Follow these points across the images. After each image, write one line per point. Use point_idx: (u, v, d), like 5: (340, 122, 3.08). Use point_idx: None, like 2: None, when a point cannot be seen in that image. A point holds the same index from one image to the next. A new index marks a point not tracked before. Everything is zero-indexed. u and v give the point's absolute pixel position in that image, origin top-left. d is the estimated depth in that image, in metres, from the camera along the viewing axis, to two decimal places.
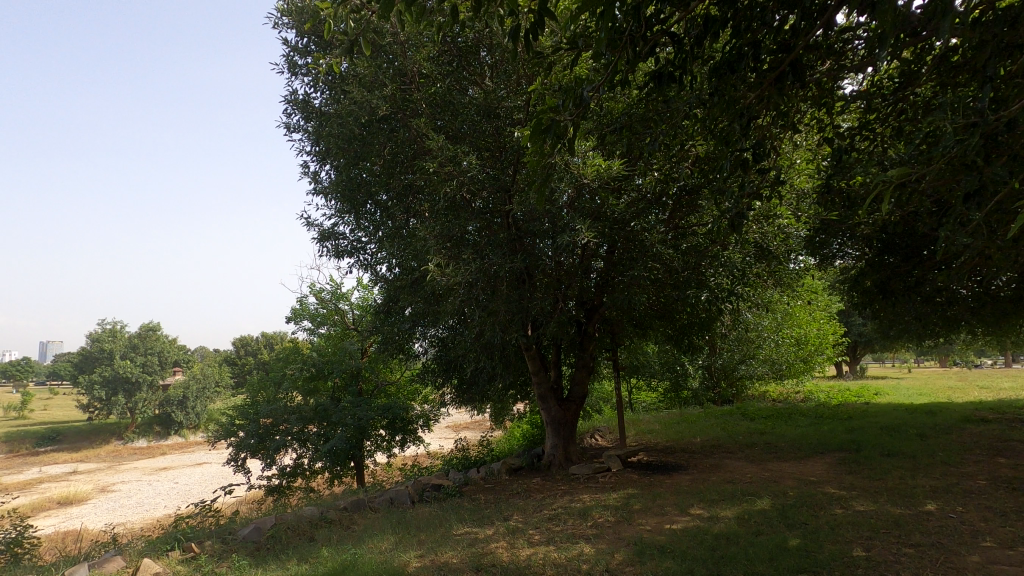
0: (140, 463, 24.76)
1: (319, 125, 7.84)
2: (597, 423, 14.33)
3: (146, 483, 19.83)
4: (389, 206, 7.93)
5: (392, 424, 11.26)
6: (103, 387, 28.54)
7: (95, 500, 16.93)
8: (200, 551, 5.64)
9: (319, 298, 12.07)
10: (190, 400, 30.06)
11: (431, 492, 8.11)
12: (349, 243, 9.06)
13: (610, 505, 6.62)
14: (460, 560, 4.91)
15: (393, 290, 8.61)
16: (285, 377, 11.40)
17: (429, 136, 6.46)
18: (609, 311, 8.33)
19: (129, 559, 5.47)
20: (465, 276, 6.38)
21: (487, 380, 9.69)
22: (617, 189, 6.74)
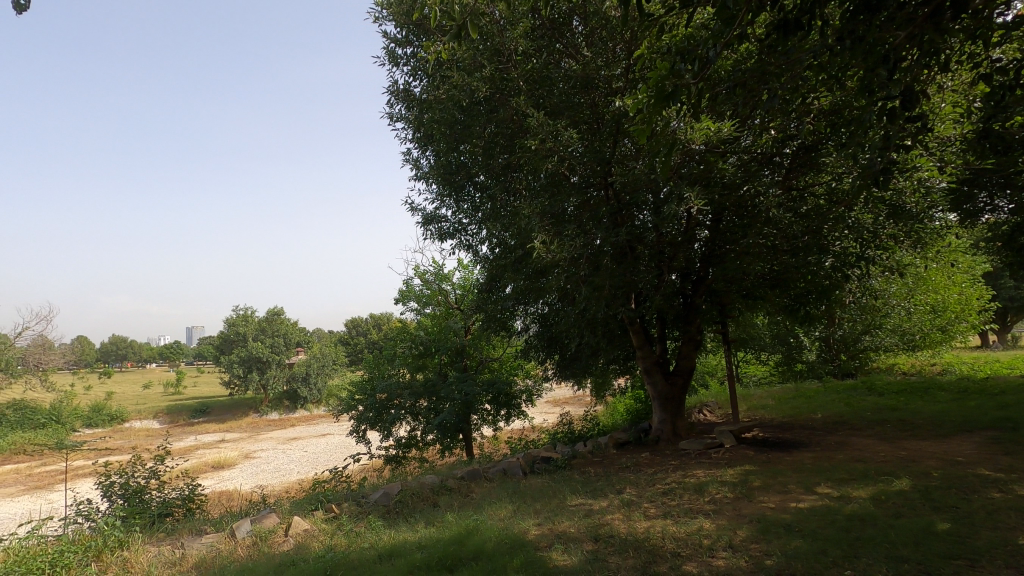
0: (274, 433, 27.65)
1: (420, 113, 8.11)
2: (704, 398, 13.85)
3: (281, 451, 22.15)
4: (489, 187, 8.10)
5: (496, 399, 11.62)
6: (240, 365, 31.78)
7: (242, 465, 19.22)
8: (340, 512, 6.22)
9: (423, 279, 12.62)
10: (312, 377, 33.04)
11: (541, 464, 8.32)
12: (450, 225, 9.37)
13: (727, 481, 6.42)
14: (577, 529, 5.03)
15: (495, 269, 8.82)
16: (396, 355, 12.11)
17: (529, 113, 6.46)
18: (717, 282, 7.96)
19: (282, 517, 6.16)
20: (570, 252, 6.36)
21: (589, 355, 9.69)
22: (726, 153, 6.39)
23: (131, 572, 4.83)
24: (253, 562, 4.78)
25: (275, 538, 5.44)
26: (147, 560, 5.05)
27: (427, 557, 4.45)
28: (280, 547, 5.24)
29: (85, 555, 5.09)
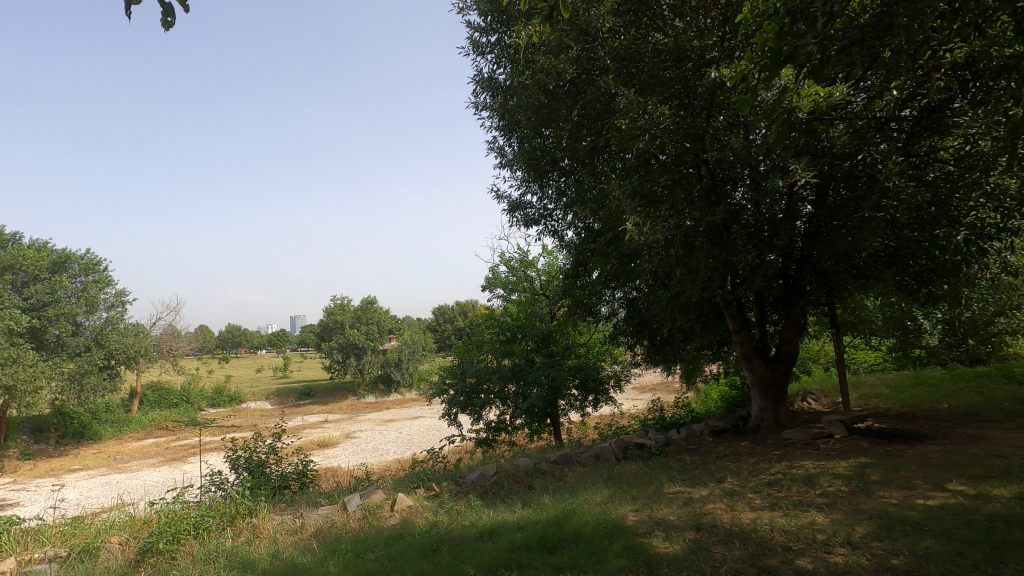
0: (371, 415, 29.32)
1: (505, 100, 8.15)
2: (807, 385, 12.98)
3: (378, 432, 23.48)
4: (574, 170, 8.01)
5: (584, 384, 11.54)
6: (339, 351, 33.86)
7: (344, 444, 20.55)
8: (440, 490, 6.48)
9: (509, 266, 12.75)
10: (404, 362, 34.79)
11: (634, 450, 8.19)
12: (536, 211, 9.36)
13: (840, 474, 5.99)
14: (677, 517, 4.92)
15: (581, 254, 8.73)
16: (484, 341, 12.34)
17: (618, 92, 6.28)
18: (825, 261, 7.39)
19: (387, 493, 6.51)
20: (664, 233, 6.13)
21: (682, 340, 9.35)
22: (837, 119, 5.87)
23: (260, 537, 5.31)
24: (365, 535, 5.10)
25: (382, 512, 5.78)
26: (273, 527, 5.54)
27: (528, 537, 4.54)
28: (387, 521, 5.56)
29: (221, 520, 5.66)
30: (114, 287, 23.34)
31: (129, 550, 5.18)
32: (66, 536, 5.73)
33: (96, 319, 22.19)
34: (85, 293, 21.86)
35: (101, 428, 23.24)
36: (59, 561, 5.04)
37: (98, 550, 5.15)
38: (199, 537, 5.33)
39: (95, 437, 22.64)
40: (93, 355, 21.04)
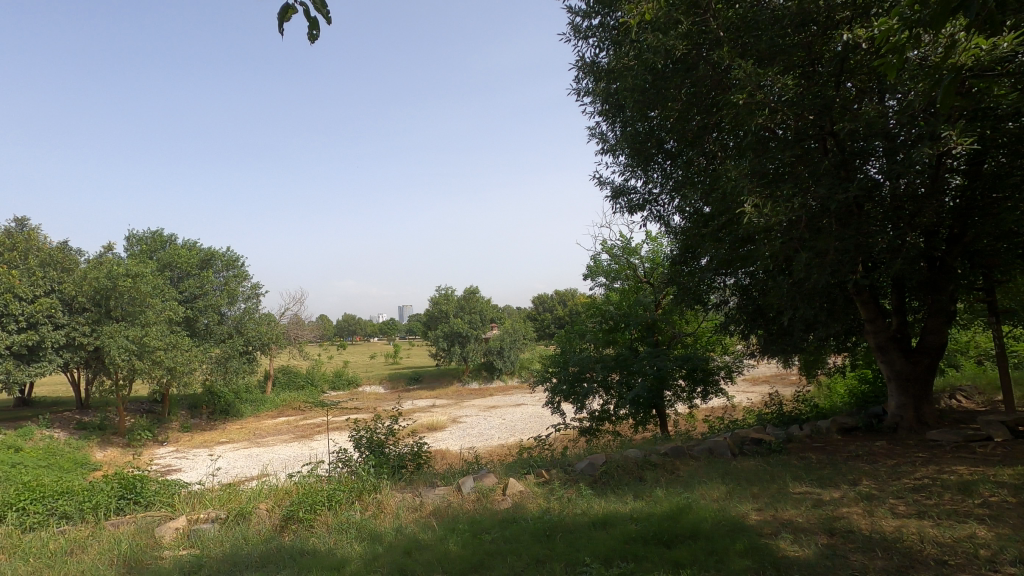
0: (476, 401, 30.30)
1: (608, 84, 7.96)
2: (955, 380, 11.48)
3: (483, 417, 24.22)
4: (683, 152, 7.65)
5: (692, 375, 11.05)
6: (444, 339, 35.20)
7: (451, 428, 21.41)
8: (550, 478, 6.54)
9: (611, 254, 12.50)
10: (506, 350, 35.56)
11: (751, 446, 7.74)
12: (640, 197, 9.07)
13: (1005, 482, 5.24)
14: (807, 520, 4.58)
15: (690, 239, 8.33)
16: (587, 330, 12.21)
17: (734, 64, 5.87)
18: (982, 240, 6.46)
19: (498, 477, 6.67)
20: (788, 214, 5.66)
21: (804, 330, 8.64)
22: (1003, 75, 5.07)
23: (385, 512, 5.70)
24: (479, 516, 5.27)
25: (495, 496, 5.95)
26: (395, 504, 5.90)
27: (642, 529, 4.45)
28: (500, 505, 5.72)
29: (350, 494, 6.12)
30: (251, 281, 26.05)
31: (275, 516, 5.77)
32: (223, 500, 6.50)
33: (236, 310, 24.90)
34: (227, 286, 24.60)
35: (242, 406, 26.12)
36: (219, 522, 5.72)
37: (250, 515, 5.79)
38: (332, 508, 5.80)
39: (238, 414, 25.50)
40: (235, 342, 23.65)
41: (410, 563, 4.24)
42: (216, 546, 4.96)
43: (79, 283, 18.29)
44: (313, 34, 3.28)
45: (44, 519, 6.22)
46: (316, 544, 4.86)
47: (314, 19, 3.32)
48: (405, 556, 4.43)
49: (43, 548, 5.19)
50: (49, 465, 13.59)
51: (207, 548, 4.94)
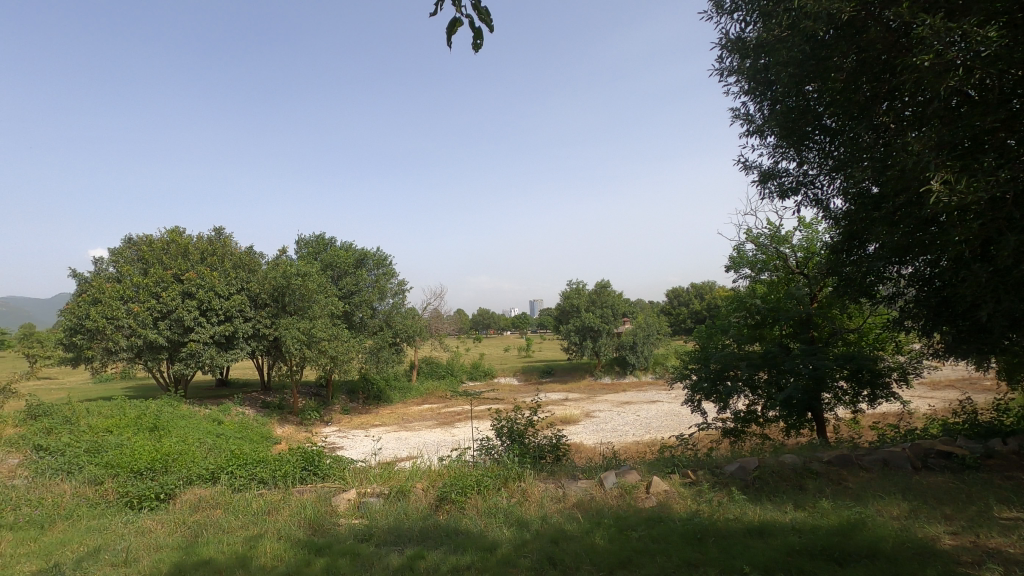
0: (608, 396, 29.94)
1: (756, 59, 7.35)
2: None
3: (616, 413, 23.89)
4: (845, 127, 6.85)
5: (856, 377, 9.78)
6: (576, 333, 34.86)
7: (584, 422, 21.41)
8: (697, 479, 6.26)
9: (757, 243, 11.55)
10: (639, 345, 34.65)
11: (938, 459, 6.72)
12: (793, 179, 8.26)
13: None
14: (1021, 551, 3.88)
15: (855, 224, 7.42)
16: (730, 325, 11.43)
17: (917, 21, 5.07)
18: None
19: (641, 474, 6.53)
20: (990, 190, 4.79)
21: (1007, 329, 7.27)
22: None
23: (529, 500, 5.88)
24: (624, 513, 5.22)
25: (639, 493, 5.85)
26: (539, 493, 6.06)
27: (808, 542, 4.09)
28: (644, 503, 5.61)
29: (497, 480, 6.38)
30: (398, 279, 28.23)
31: (430, 496, 6.20)
32: (384, 477, 7.16)
33: (385, 304, 27.15)
34: (378, 283, 26.88)
35: (392, 393, 28.53)
36: (383, 497, 6.30)
37: (408, 492, 6.30)
38: (481, 492, 6.09)
39: (389, 400, 27.90)
40: (385, 334, 25.86)
41: (558, 552, 4.33)
42: (383, 519, 5.50)
43: (261, 282, 21.17)
44: (475, 42, 3.29)
45: (246, 481, 7.35)
46: (469, 525, 5.16)
47: (477, 29, 3.34)
48: (552, 544, 4.54)
49: (248, 506, 6.13)
50: (243, 436, 16.03)
51: (375, 519, 5.49)
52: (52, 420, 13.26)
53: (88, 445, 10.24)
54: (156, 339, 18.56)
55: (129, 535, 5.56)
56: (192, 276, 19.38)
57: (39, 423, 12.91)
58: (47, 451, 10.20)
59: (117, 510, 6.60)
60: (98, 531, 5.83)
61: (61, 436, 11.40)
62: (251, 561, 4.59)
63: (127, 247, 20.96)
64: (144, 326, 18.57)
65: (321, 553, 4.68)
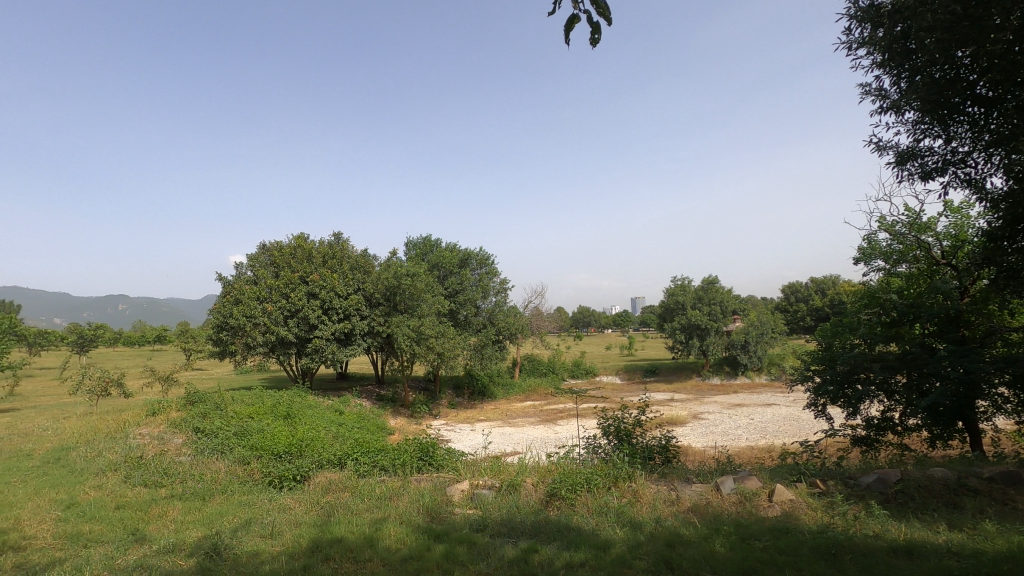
0: (718, 398, 28.46)
1: (892, 26, 6.59)
2: None
3: (727, 415, 22.67)
4: (1007, 96, 5.94)
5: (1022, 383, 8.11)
6: (681, 331, 33.34)
7: (692, 424, 20.53)
8: (827, 490, 5.78)
9: (892, 232, 10.39)
10: (752, 344, 32.51)
11: None
12: (937, 159, 7.31)
13: None
14: None
15: (1020, 206, 6.40)
16: (860, 323, 10.38)
17: None
18: None
19: (763, 481, 6.13)
20: None
21: None
22: None
23: (641, 501, 5.75)
24: (744, 520, 4.94)
25: (760, 501, 5.50)
26: (651, 494, 5.91)
27: (970, 568, 3.61)
28: (767, 512, 5.26)
29: (607, 480, 6.31)
30: (500, 278, 28.79)
31: (540, 491, 6.27)
32: (495, 470, 7.35)
33: (488, 303, 27.82)
34: (481, 282, 27.58)
35: (495, 389, 29.24)
36: (495, 489, 6.47)
37: (519, 486, 6.41)
38: (591, 491, 6.05)
39: (493, 396, 28.62)
40: (488, 331, 26.55)
41: (675, 556, 4.20)
42: (496, 510, 5.66)
43: (375, 282, 22.60)
44: (593, 37, 3.23)
45: (370, 468, 7.88)
46: (580, 522, 5.16)
47: (595, 24, 3.29)
48: (669, 548, 4.40)
49: (373, 491, 6.59)
50: (361, 426, 17.21)
51: (489, 511, 5.66)
52: (206, 406, 15.10)
53: (235, 429, 11.55)
54: (286, 335, 20.49)
55: (274, 510, 6.19)
56: (316, 278, 21.15)
57: (196, 408, 14.77)
58: (204, 433, 11.67)
59: (263, 488, 7.38)
60: (249, 505, 6.55)
61: (214, 420, 12.96)
62: (377, 542, 4.93)
63: (262, 252, 23.32)
64: (277, 323, 20.53)
65: (439, 539, 4.91)
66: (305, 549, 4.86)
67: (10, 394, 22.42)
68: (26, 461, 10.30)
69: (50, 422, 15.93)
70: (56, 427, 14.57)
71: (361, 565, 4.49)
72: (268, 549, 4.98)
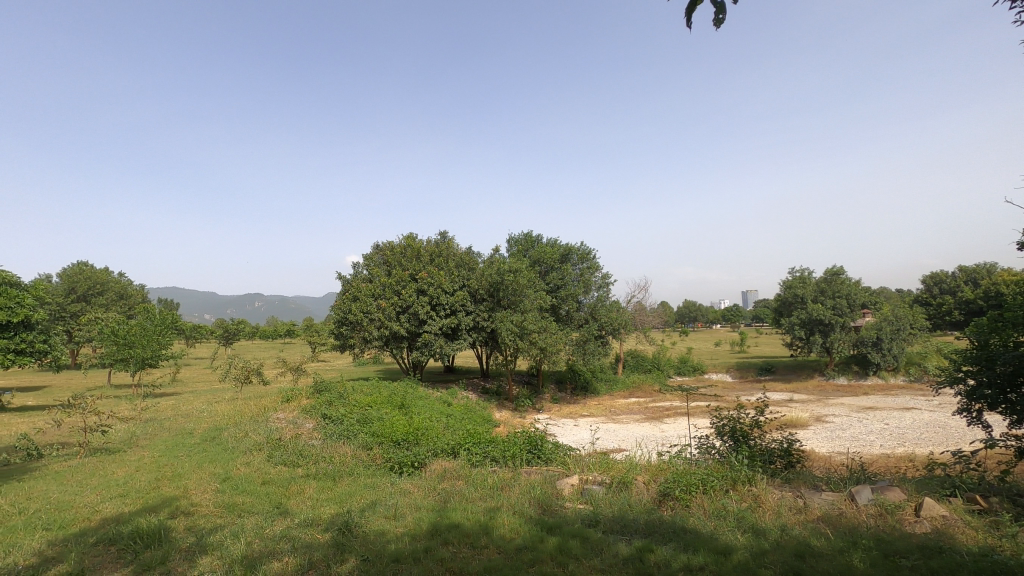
0: (845, 400, 26.00)
1: None
2: None
3: (857, 419, 20.62)
4: None
5: None
6: (801, 327, 30.76)
7: (815, 427, 18.94)
8: (990, 508, 5.08)
9: None
10: (885, 341, 29.29)
11: None
12: None
13: None
14: None
15: None
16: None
17: None
18: None
19: (907, 494, 5.52)
20: None
21: None
22: None
23: (764, 507, 5.41)
24: (885, 535, 4.48)
25: (905, 515, 4.95)
26: (774, 500, 5.55)
27: None
28: (913, 528, 4.73)
29: (724, 482, 6.02)
30: (601, 272, 28.36)
31: (652, 490, 6.12)
32: (604, 466, 7.28)
33: (590, 298, 27.51)
34: (583, 277, 27.33)
35: (598, 385, 28.97)
36: (606, 486, 6.40)
37: (630, 484, 6.30)
38: (707, 493, 5.79)
39: (596, 391, 28.40)
40: (590, 326, 26.31)
41: (805, 568, 3.92)
42: (608, 507, 5.61)
43: (479, 278, 23.23)
44: (714, 18, 3.06)
45: (481, 458, 8.14)
46: (697, 524, 4.98)
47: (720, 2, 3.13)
48: (797, 559, 4.11)
49: (485, 481, 6.80)
50: (468, 417, 17.83)
51: (601, 506, 5.63)
52: (331, 394, 16.47)
53: (358, 416, 12.47)
54: (398, 330, 21.64)
55: (395, 493, 6.62)
56: (425, 276, 22.20)
57: (322, 396, 16.15)
58: (331, 419, 12.72)
59: (385, 472, 7.90)
60: (373, 487, 7.06)
61: (338, 408, 14.07)
62: (493, 530, 5.10)
63: (376, 252, 24.88)
64: (390, 319, 21.79)
65: (552, 532, 4.97)
66: (425, 532, 5.14)
67: (173, 380, 25.92)
68: (188, 438, 11.86)
69: (205, 405, 18.21)
70: (210, 410, 16.65)
71: (478, 551, 4.66)
72: (393, 529, 5.33)
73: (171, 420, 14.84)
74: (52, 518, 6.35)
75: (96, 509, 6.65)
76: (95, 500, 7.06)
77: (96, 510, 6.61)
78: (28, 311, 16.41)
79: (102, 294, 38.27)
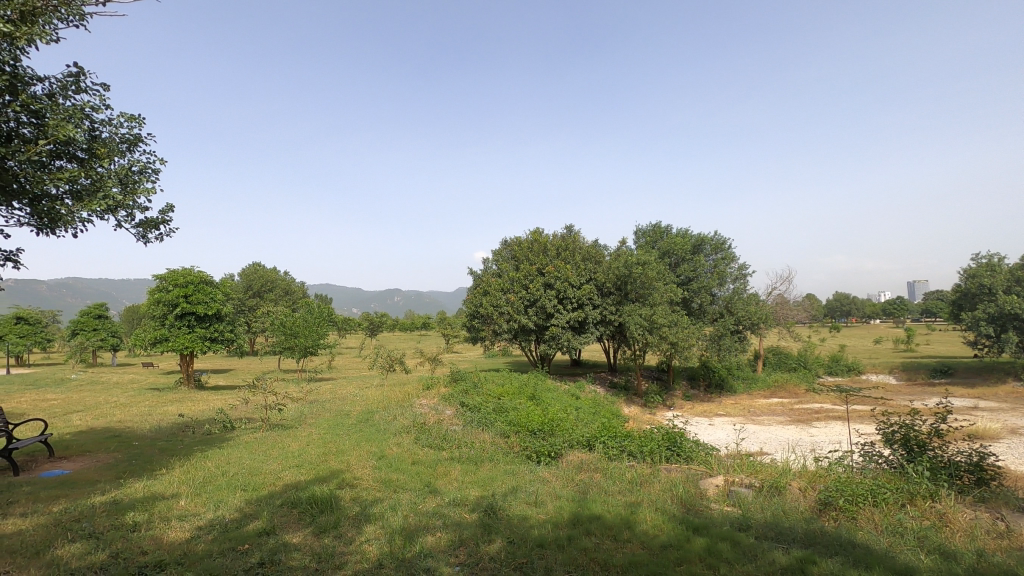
0: None
1: None
2: None
3: None
4: None
5: None
6: (988, 323, 26.17)
7: (1008, 440, 16.10)
8: None
9: None
10: None
11: None
12: None
13: None
14: None
15: None
16: None
17: None
18: None
19: None
20: None
21: None
22: None
23: (953, 527, 4.72)
24: None
25: None
26: (966, 521, 4.82)
27: None
28: None
29: (900, 495, 5.35)
30: (738, 263, 26.49)
31: (810, 497, 5.63)
32: (751, 469, 6.83)
33: (725, 290, 25.88)
34: (717, 268, 25.75)
35: (736, 383, 27.25)
36: (755, 489, 6.01)
37: (783, 489, 5.86)
38: (880, 505, 5.19)
39: (732, 389, 26.76)
40: (725, 320, 24.74)
41: None
42: (758, 512, 5.26)
43: (606, 271, 22.94)
44: None
45: (618, 452, 8.05)
46: (868, 539, 4.49)
47: None
48: None
49: (623, 475, 6.73)
50: (597, 411, 17.72)
51: (751, 511, 5.29)
52: (466, 384, 17.35)
53: (493, 406, 13.00)
54: (527, 323, 22.06)
55: (535, 481, 6.80)
56: (552, 270, 22.33)
57: (459, 385, 17.07)
58: (469, 407, 13.40)
59: (523, 461, 8.14)
60: (513, 474, 7.31)
61: (474, 397, 14.76)
62: (635, 525, 5.04)
63: (504, 248, 25.68)
64: (519, 312, 22.35)
65: (699, 532, 4.78)
66: (567, 520, 5.23)
67: (330, 367, 29.00)
68: (347, 419, 13.20)
69: (357, 390, 20.18)
70: (362, 395, 18.42)
71: (622, 545, 4.64)
72: (535, 516, 5.49)
73: (332, 402, 16.67)
74: (247, 480, 7.46)
75: (279, 476, 7.69)
76: (278, 468, 8.17)
77: (280, 477, 7.64)
78: (219, 306, 19.35)
79: (272, 291, 43.76)
